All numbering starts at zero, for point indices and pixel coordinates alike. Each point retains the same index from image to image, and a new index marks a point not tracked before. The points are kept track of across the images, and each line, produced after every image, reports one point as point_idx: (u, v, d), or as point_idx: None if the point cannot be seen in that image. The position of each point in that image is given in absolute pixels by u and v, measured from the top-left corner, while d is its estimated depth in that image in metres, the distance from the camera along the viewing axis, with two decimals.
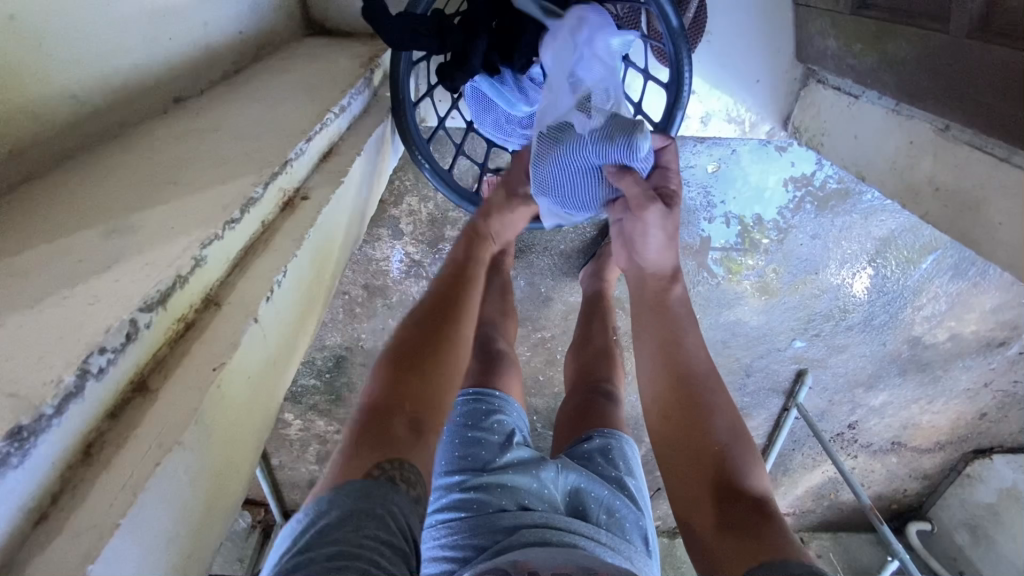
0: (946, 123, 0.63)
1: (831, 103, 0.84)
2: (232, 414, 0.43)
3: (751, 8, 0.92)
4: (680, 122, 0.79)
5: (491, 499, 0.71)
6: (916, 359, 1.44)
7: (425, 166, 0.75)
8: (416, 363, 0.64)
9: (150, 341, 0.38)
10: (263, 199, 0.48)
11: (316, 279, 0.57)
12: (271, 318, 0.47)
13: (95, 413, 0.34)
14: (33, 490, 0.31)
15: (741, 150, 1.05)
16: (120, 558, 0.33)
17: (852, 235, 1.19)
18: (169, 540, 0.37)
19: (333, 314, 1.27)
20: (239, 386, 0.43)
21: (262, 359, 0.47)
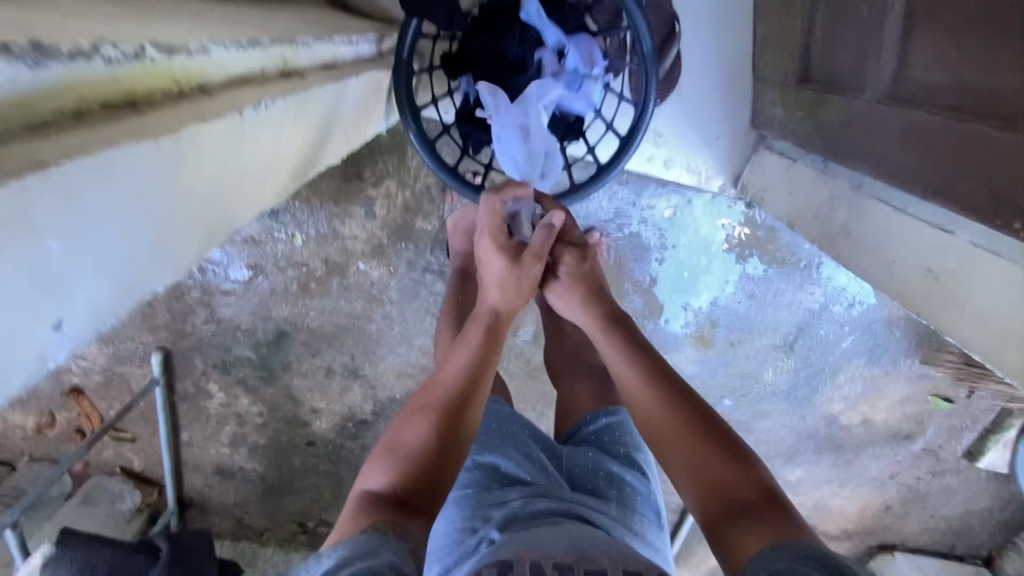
0: (861, 182, 0.74)
1: (775, 165, 0.96)
2: (192, 185, 0.45)
3: (720, 80, 1.07)
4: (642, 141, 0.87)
5: (498, 477, 0.72)
6: (832, 439, 1.53)
7: (412, 127, 0.81)
8: (437, 451, 0.64)
9: (147, 74, 0.42)
10: (265, 52, 0.56)
11: (298, 140, 0.63)
12: (251, 129, 0.51)
13: (86, 89, 0.37)
14: (19, 96, 0.32)
15: (695, 202, 1.16)
16: (77, 189, 0.33)
17: (784, 303, 1.30)
18: (110, 226, 0.37)
19: (286, 285, 1.26)
20: (209, 166, 0.46)
21: (231, 164, 0.50)
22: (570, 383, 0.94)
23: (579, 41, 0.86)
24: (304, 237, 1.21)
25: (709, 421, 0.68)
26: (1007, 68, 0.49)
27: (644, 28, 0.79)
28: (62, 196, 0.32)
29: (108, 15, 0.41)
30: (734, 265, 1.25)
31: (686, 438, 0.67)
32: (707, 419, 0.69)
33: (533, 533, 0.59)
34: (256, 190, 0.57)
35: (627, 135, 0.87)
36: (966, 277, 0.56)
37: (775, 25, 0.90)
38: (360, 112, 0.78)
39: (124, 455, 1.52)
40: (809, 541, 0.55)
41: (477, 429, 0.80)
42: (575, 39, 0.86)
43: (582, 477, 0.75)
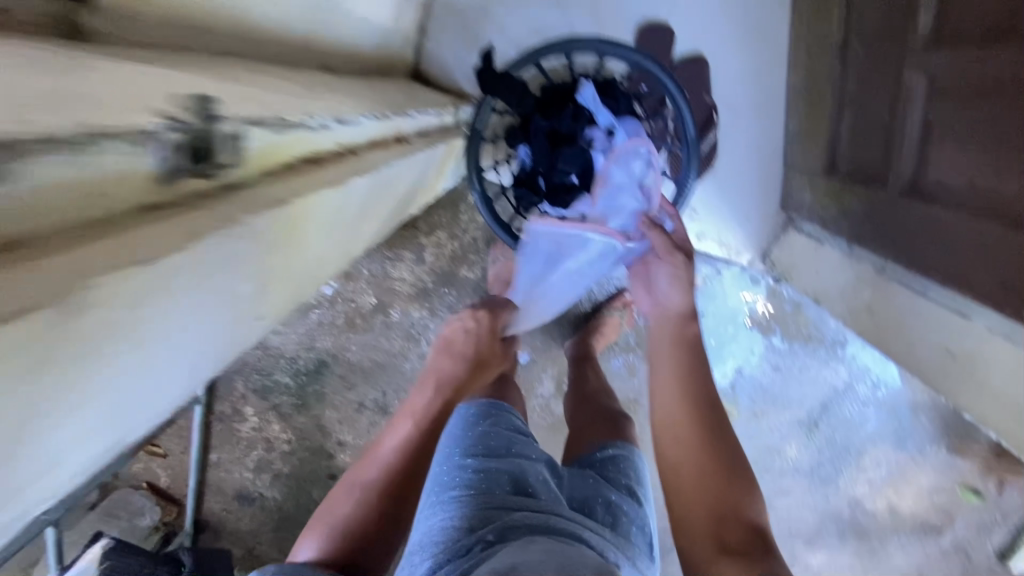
0: (883, 265, 0.79)
1: (803, 246, 1.03)
2: (315, 222, 0.56)
3: (753, 165, 1.16)
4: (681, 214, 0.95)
5: (501, 482, 0.70)
6: (856, 525, 1.49)
7: (476, 189, 0.92)
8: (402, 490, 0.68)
9: (306, 142, 0.56)
10: (377, 124, 0.69)
11: (388, 197, 0.77)
12: (362, 188, 0.64)
13: (271, 148, 0.50)
14: (236, 156, 0.46)
15: (725, 273, 1.22)
16: (255, 243, 0.47)
17: (808, 378, 1.32)
18: (262, 259, 0.50)
19: (333, 319, 1.35)
20: (330, 209, 0.58)
21: (341, 210, 0.62)
22: (585, 421, 0.97)
23: (630, 126, 0.96)
24: (356, 276, 1.31)
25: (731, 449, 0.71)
26: (1010, 178, 0.56)
27: (688, 119, 0.89)
28: (244, 251, 0.46)
29: (270, 87, 0.52)
30: (760, 336, 1.29)
31: (700, 456, 0.70)
32: (732, 454, 0.71)
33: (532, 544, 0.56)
34: (347, 231, 0.69)
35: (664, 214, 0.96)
36: (983, 359, 0.61)
37: (804, 122, 1.00)
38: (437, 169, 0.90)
39: (151, 470, 1.56)
40: None
41: (483, 436, 0.77)
42: (627, 124, 0.96)
43: (581, 502, 0.73)
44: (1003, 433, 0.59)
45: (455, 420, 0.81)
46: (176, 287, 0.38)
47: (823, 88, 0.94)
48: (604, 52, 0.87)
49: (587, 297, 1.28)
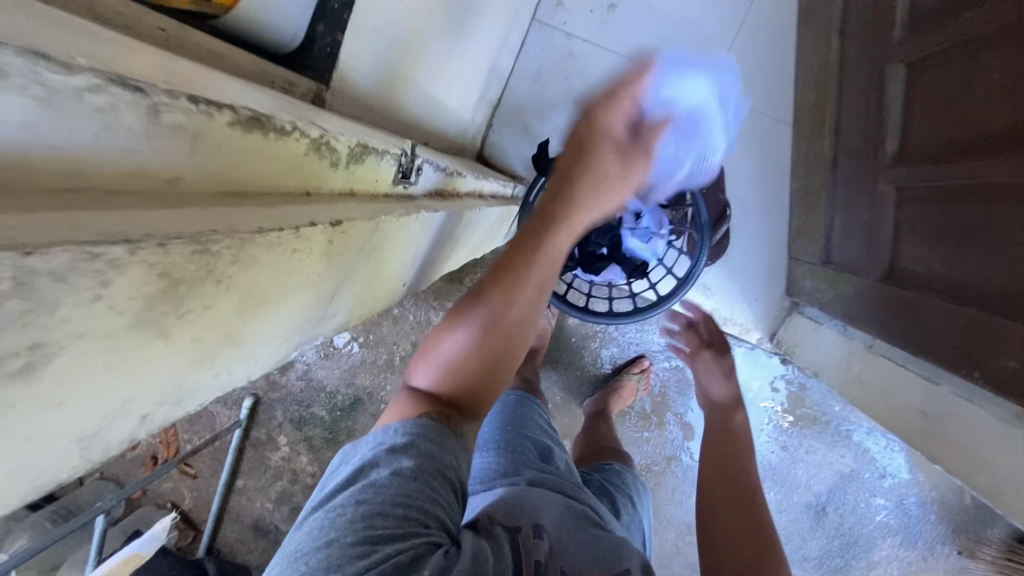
0: (871, 342, 0.92)
1: (806, 327, 1.16)
2: (410, 249, 0.74)
3: (762, 255, 1.32)
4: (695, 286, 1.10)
5: (531, 449, 0.80)
6: None
7: None
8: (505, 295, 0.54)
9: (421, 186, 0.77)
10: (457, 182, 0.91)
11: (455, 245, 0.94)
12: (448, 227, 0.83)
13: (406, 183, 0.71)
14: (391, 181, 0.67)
15: (735, 350, 1.34)
16: (391, 246, 0.64)
17: (816, 460, 1.38)
18: (388, 260, 0.67)
19: (374, 359, 1.49)
20: (423, 239, 0.76)
21: (428, 242, 0.80)
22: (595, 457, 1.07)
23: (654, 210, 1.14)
24: (402, 321, 1.46)
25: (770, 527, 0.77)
26: (963, 267, 0.70)
27: (704, 207, 1.07)
28: (384, 251, 0.63)
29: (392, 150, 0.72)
30: (768, 414, 1.37)
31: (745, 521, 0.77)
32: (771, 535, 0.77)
33: (546, 498, 0.66)
34: (424, 264, 0.86)
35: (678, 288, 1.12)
36: (951, 416, 0.72)
37: (805, 221, 1.17)
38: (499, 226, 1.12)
39: (179, 490, 1.64)
40: None
41: (519, 422, 0.89)
42: (652, 209, 1.15)
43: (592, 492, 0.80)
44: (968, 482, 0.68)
45: (497, 406, 0.93)
46: (358, 256, 0.55)
47: (820, 192, 1.11)
48: None
49: (608, 360, 1.40)
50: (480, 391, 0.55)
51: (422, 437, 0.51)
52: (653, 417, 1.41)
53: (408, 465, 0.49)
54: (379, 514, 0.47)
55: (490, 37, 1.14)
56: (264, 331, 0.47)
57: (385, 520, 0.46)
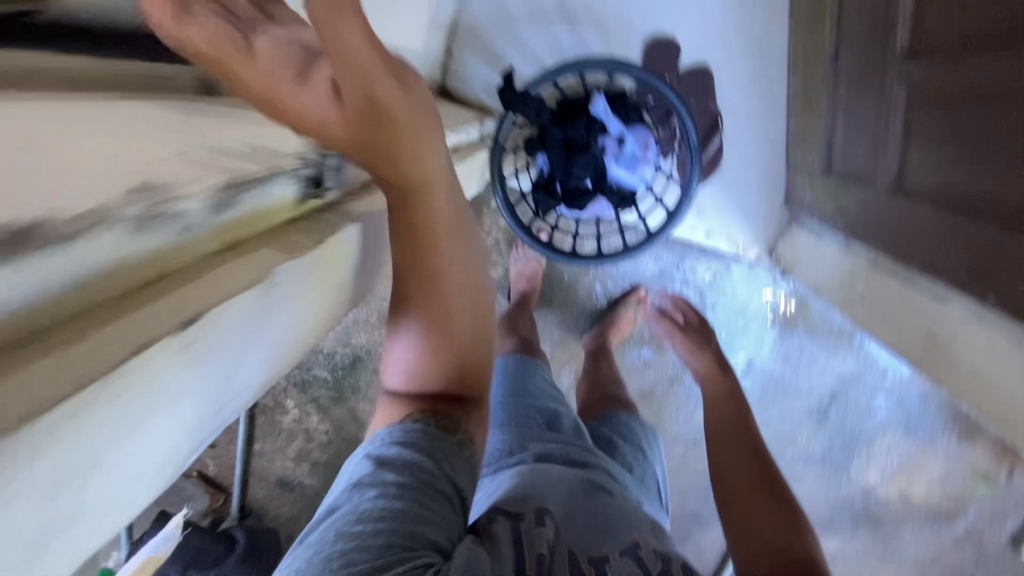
0: (874, 258, 0.86)
1: (805, 241, 1.10)
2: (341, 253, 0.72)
3: (758, 166, 1.23)
4: (685, 215, 1.03)
5: (537, 417, 0.81)
6: (870, 514, 1.53)
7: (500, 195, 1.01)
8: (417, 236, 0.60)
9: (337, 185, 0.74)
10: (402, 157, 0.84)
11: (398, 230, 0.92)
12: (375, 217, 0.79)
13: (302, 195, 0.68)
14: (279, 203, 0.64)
15: (733, 270, 1.30)
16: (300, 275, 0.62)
17: (817, 368, 1.39)
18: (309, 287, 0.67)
19: (367, 317, 1.47)
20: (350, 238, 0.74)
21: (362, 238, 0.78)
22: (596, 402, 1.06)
23: (639, 134, 1.05)
24: None
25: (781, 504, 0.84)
26: (981, 177, 0.62)
27: (691, 126, 0.97)
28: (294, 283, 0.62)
29: None
30: (769, 328, 1.36)
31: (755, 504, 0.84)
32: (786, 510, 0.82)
33: (548, 476, 0.67)
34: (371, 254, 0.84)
35: (671, 216, 1.05)
36: (958, 339, 0.68)
37: (803, 126, 1.07)
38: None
39: (199, 458, 1.69)
40: None
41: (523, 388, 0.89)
42: (637, 133, 1.06)
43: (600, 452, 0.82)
44: (974, 405, 0.66)
45: (494, 370, 0.95)
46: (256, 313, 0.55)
47: (820, 93, 1.00)
48: (615, 68, 0.96)
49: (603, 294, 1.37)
50: (439, 349, 0.62)
51: (416, 448, 0.57)
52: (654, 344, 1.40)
53: (394, 478, 0.55)
54: (379, 514, 0.52)
55: None
56: (202, 410, 0.53)
57: (386, 521, 0.52)
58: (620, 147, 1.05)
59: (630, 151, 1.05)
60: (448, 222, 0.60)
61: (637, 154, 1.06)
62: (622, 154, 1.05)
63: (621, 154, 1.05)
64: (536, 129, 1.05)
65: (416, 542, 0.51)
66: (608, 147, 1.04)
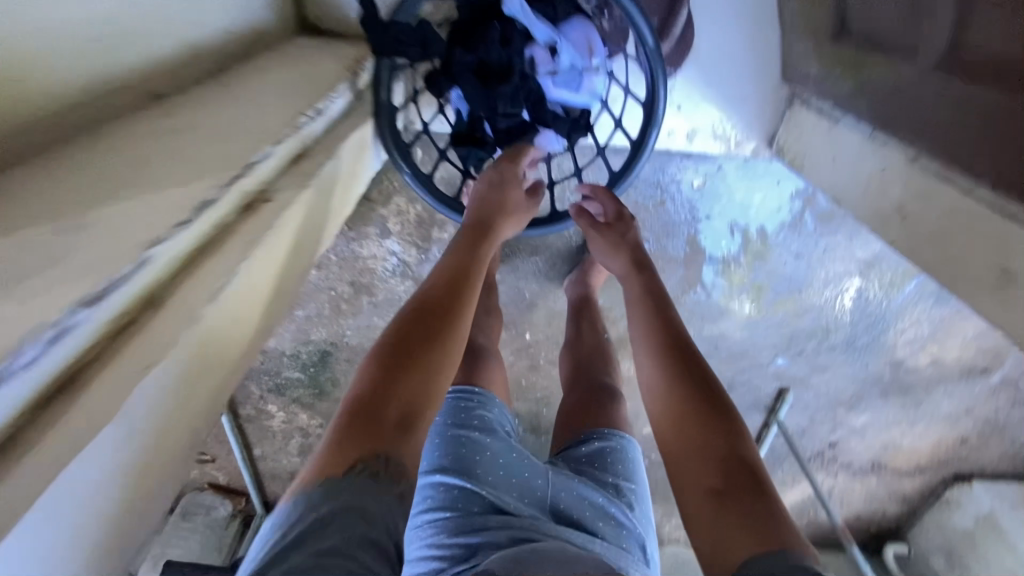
0: (915, 153, 0.64)
1: (814, 125, 0.85)
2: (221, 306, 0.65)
3: (741, 39, 0.99)
4: (654, 140, 0.83)
5: (477, 497, 0.73)
6: (898, 383, 1.46)
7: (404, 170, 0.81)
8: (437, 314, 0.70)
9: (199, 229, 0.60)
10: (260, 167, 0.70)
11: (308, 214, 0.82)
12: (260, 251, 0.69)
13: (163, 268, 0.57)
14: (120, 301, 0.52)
15: (727, 167, 1.10)
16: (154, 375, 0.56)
17: (836, 257, 1.20)
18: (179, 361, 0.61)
19: (318, 310, 1.28)
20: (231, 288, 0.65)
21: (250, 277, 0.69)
22: (583, 396, 0.90)
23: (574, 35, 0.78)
24: (326, 264, 1.20)
25: (709, 400, 0.69)
26: None
27: (644, 25, 0.71)
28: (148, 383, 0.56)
29: None
30: (777, 225, 1.16)
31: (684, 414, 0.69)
32: (718, 408, 0.68)
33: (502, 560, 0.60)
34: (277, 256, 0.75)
35: (640, 140, 0.84)
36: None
37: None
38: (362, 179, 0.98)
39: (210, 472, 1.65)
40: (787, 547, 0.56)
41: (461, 454, 0.77)
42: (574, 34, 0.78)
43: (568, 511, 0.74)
44: None
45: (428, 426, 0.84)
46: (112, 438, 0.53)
47: None
48: None
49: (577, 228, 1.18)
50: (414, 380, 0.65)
51: (332, 512, 0.55)
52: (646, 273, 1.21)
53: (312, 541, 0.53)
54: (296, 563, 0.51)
55: None
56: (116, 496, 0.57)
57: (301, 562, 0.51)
58: (554, 60, 0.78)
59: (568, 62, 0.78)
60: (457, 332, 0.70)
61: (578, 65, 0.79)
62: (559, 69, 0.79)
63: (558, 71, 0.79)
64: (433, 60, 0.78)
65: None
66: (538, 62, 0.77)
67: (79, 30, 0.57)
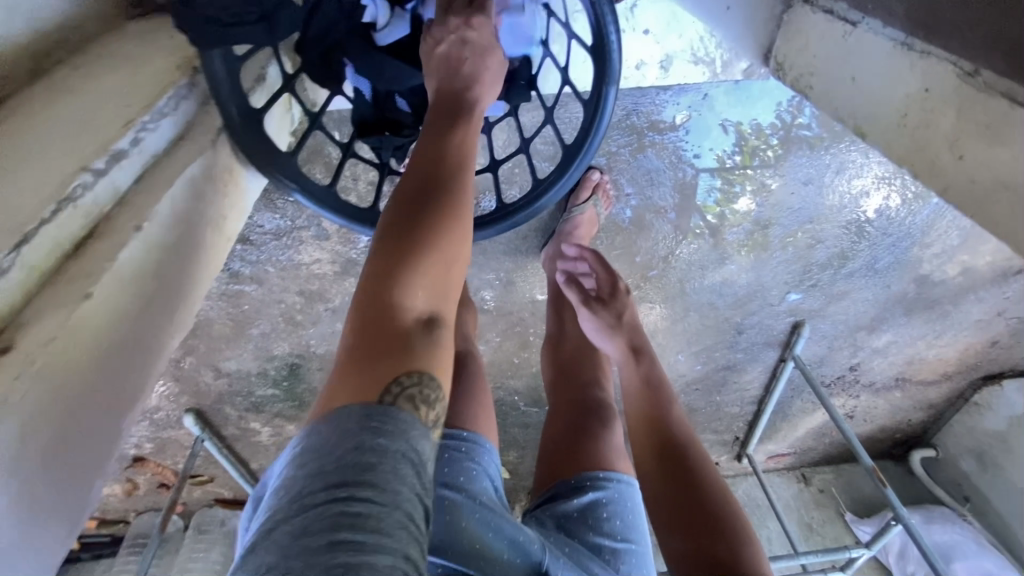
0: (976, 66, 0.47)
1: (823, 33, 0.66)
2: (65, 378, 0.54)
3: None
4: (612, 102, 0.65)
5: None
6: (923, 298, 1.32)
7: (293, 187, 0.75)
8: (426, 205, 0.54)
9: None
10: (88, 199, 0.58)
11: (187, 244, 0.72)
12: (111, 296, 0.59)
13: None
14: None
15: (714, 94, 0.95)
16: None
17: (850, 175, 1.03)
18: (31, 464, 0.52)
19: (273, 325, 1.14)
20: (79, 349, 0.56)
21: (108, 324, 0.59)
22: (569, 414, 0.82)
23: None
24: (265, 277, 1.05)
25: (684, 455, 0.72)
26: None
27: None
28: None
29: None
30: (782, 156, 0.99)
31: (662, 462, 0.72)
32: (693, 463, 0.71)
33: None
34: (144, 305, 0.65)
35: (593, 101, 0.66)
36: None
37: None
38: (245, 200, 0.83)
39: (212, 490, 1.60)
40: None
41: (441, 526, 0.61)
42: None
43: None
44: None
45: None
46: None
47: None
48: None
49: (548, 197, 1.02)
50: (423, 282, 0.52)
51: (335, 455, 0.42)
52: (629, 226, 1.06)
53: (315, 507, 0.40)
54: (310, 506, 0.40)
55: None
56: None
57: (316, 502, 0.40)
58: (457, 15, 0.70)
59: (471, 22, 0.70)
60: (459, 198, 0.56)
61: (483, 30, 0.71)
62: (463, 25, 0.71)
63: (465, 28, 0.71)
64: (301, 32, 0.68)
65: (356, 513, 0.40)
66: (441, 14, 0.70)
67: None
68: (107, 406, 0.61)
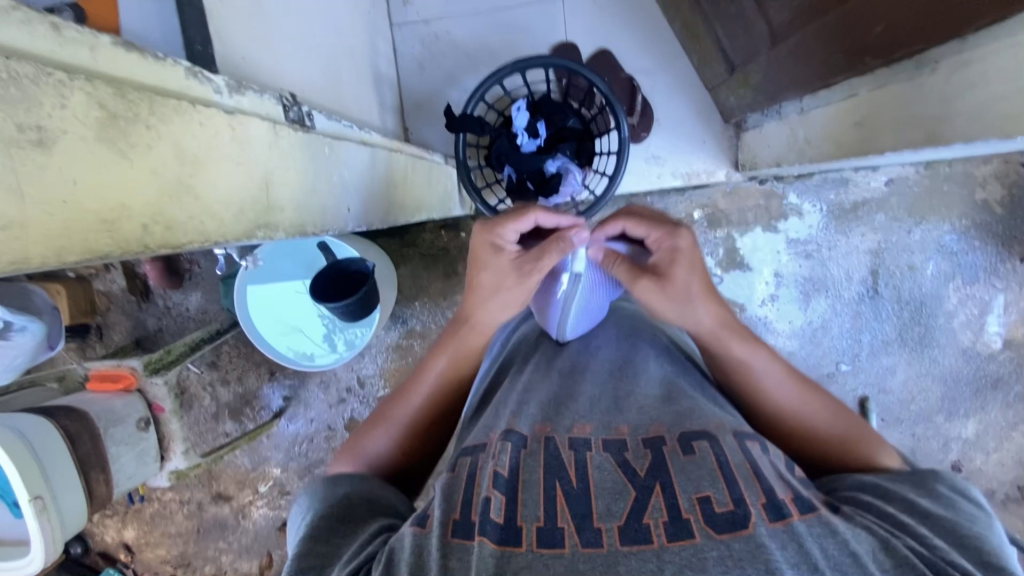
0: (801, 107, 0.99)
1: (755, 138, 1.22)
2: (316, 181, 0.59)
3: (687, 106, 1.37)
4: (630, 148, 1.15)
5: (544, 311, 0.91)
6: (986, 375, 1.42)
7: (479, 203, 1.19)
8: (434, 416, 0.77)
9: (331, 134, 0.63)
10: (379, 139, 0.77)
11: (405, 200, 0.84)
12: (365, 172, 0.71)
13: (288, 123, 0.54)
14: (259, 109, 0.49)
15: (716, 196, 1.42)
16: (251, 151, 0.48)
17: (842, 251, 1.42)
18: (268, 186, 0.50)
19: None
20: (337, 182, 0.64)
21: (360, 195, 0.70)
22: None
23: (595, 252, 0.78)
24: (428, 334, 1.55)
25: (772, 399, 0.72)
26: None
27: (598, 84, 1.13)
28: (238, 154, 0.46)
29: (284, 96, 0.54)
30: (777, 236, 1.43)
31: (758, 404, 0.73)
32: (782, 401, 0.71)
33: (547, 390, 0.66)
34: (374, 209, 0.75)
35: (620, 151, 1.16)
36: (879, 114, 0.77)
37: (698, 53, 1.28)
38: (434, 196, 1.01)
39: None
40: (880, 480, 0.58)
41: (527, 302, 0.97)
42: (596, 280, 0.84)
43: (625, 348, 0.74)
44: (910, 145, 0.72)
45: None
46: (186, 177, 0.40)
47: (693, 19, 1.20)
48: (527, 65, 1.12)
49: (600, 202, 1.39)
50: (411, 450, 0.76)
51: (318, 500, 0.63)
52: None
53: (311, 518, 0.60)
54: (309, 529, 0.58)
55: (386, 69, 1.28)
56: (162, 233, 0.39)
57: (312, 523, 0.59)
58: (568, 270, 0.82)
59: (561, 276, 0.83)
60: (455, 410, 0.79)
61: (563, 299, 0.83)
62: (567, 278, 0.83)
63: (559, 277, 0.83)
64: (487, 146, 1.28)
65: (393, 544, 0.51)
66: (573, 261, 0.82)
67: (333, 99, 0.92)
68: (313, 214, 0.59)
